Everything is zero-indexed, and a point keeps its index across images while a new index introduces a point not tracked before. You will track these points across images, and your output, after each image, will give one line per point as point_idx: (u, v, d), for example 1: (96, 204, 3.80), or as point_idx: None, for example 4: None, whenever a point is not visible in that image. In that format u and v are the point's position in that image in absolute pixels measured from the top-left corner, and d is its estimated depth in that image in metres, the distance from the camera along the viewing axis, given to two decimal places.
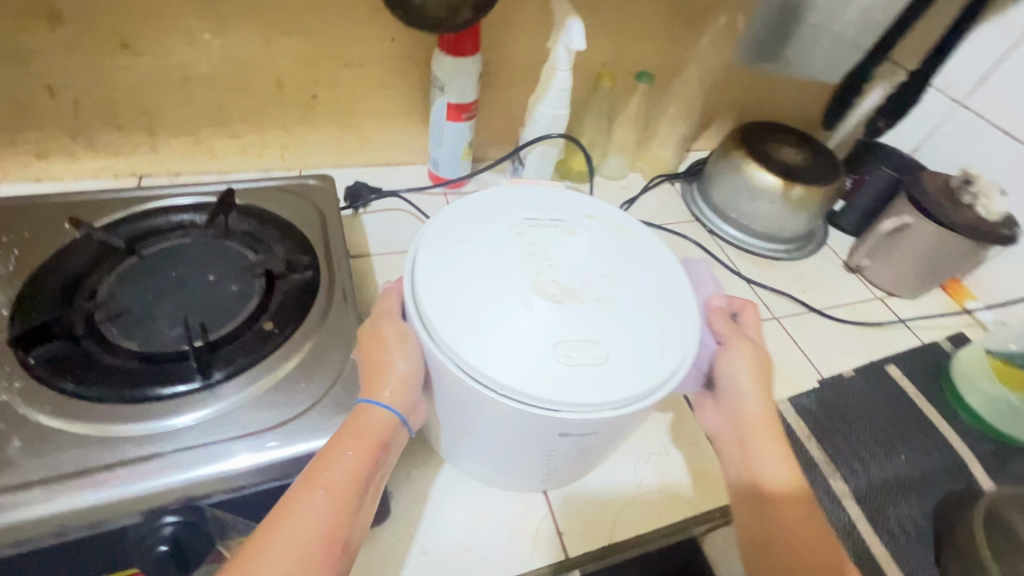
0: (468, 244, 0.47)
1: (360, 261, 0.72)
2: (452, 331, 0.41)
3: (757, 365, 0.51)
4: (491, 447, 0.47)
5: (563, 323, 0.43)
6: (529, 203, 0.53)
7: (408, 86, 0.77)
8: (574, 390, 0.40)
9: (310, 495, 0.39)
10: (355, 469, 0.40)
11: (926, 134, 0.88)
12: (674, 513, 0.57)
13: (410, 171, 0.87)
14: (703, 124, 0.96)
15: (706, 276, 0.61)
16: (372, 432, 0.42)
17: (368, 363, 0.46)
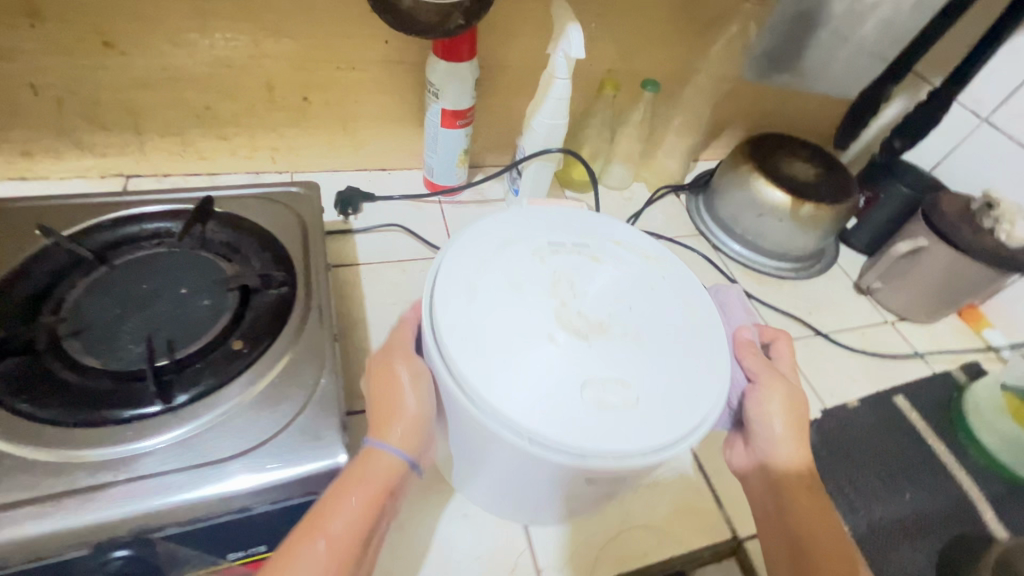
0: (490, 271, 0.44)
1: (348, 271, 0.70)
2: (472, 368, 0.38)
3: (792, 407, 0.48)
4: (506, 485, 0.45)
5: (591, 362, 0.40)
6: (553, 225, 0.50)
7: (403, 89, 0.74)
8: (605, 437, 0.37)
9: (311, 544, 0.38)
10: (358, 517, 0.40)
11: (947, 151, 0.84)
12: (662, 551, 0.54)
13: (405, 177, 0.84)
14: (712, 134, 0.92)
15: (738, 304, 0.58)
16: (379, 478, 0.42)
17: (378, 402, 0.45)
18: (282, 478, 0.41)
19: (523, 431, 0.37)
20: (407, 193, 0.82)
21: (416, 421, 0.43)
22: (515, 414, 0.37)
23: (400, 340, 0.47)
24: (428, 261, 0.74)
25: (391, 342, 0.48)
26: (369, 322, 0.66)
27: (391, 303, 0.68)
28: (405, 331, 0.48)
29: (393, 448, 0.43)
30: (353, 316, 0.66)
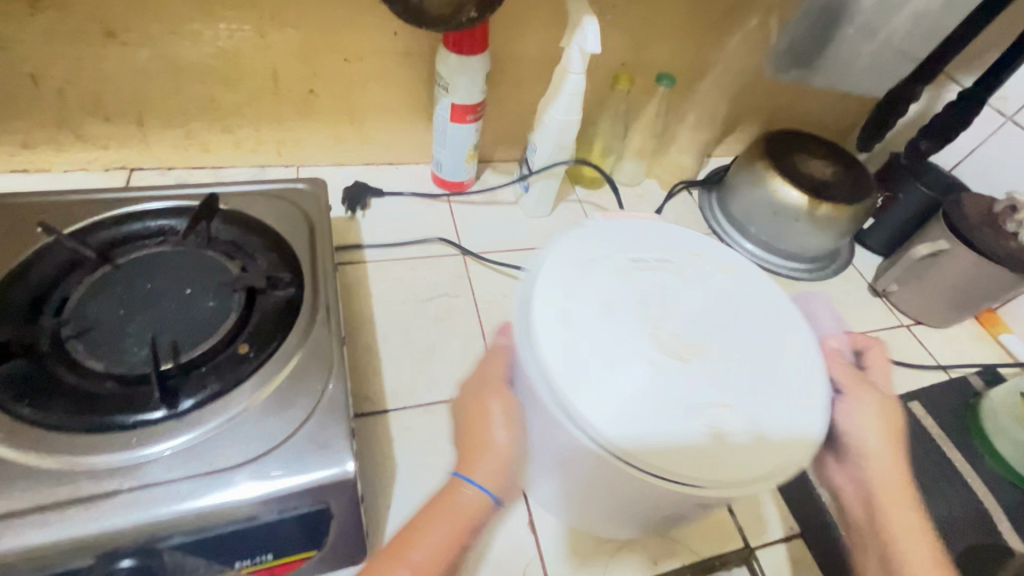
0: (581, 292, 0.44)
1: (354, 269, 0.69)
2: (573, 394, 0.39)
3: (885, 419, 0.47)
4: (600, 502, 0.45)
5: (690, 386, 0.40)
6: (633, 239, 0.49)
7: (412, 82, 0.72)
8: (716, 465, 0.37)
9: (395, 571, 0.41)
10: (438, 550, 0.43)
11: (969, 150, 0.82)
12: (671, 560, 0.54)
13: (412, 172, 0.82)
14: (727, 130, 0.90)
15: (824, 312, 0.56)
16: (462, 513, 0.45)
17: (468, 434, 0.48)
18: (290, 486, 0.40)
19: (632, 459, 0.37)
20: (415, 188, 0.80)
21: (504, 459, 0.46)
22: (624, 442, 0.37)
23: (492, 369, 0.49)
24: (435, 259, 0.73)
25: (483, 368, 0.50)
26: (376, 321, 0.65)
27: (398, 302, 0.67)
28: (499, 358, 0.49)
29: (480, 484, 0.46)
30: (360, 315, 0.65)
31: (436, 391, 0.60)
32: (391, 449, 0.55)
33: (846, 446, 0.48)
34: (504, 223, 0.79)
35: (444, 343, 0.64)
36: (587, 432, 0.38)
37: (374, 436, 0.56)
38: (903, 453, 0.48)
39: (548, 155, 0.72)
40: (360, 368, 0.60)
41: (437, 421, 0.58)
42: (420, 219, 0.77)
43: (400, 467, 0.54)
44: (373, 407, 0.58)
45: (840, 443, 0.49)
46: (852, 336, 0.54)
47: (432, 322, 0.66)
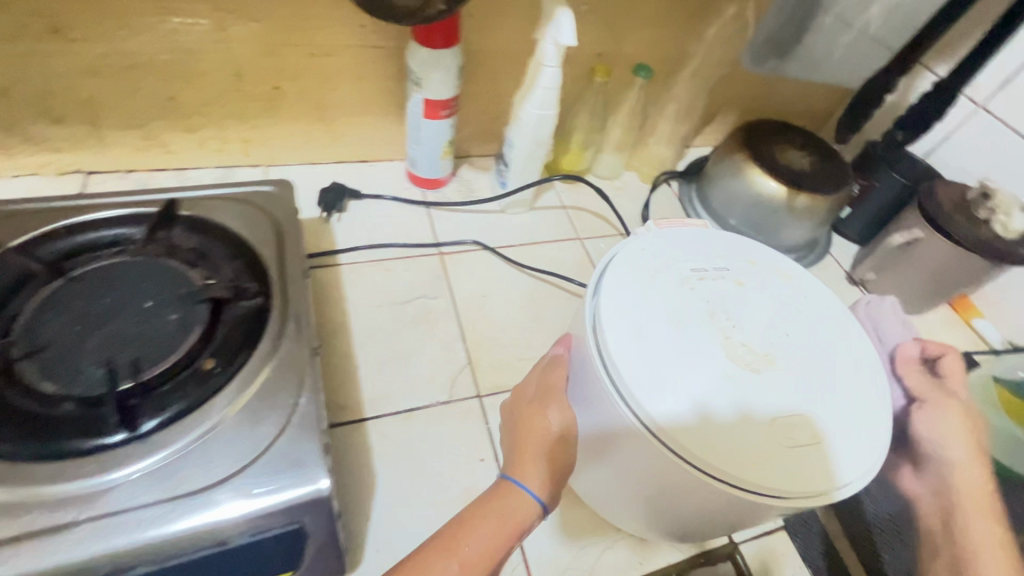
0: (653, 304, 0.47)
1: (328, 271, 0.67)
2: (652, 404, 0.42)
3: (965, 425, 0.54)
4: (667, 513, 0.47)
5: (761, 396, 0.44)
6: (692, 248, 0.53)
7: (382, 77, 0.70)
8: (794, 476, 0.41)
9: (446, 564, 0.40)
10: (488, 545, 0.42)
11: (943, 138, 0.82)
12: (656, 558, 0.54)
13: (386, 169, 0.80)
14: (706, 120, 0.89)
15: (894, 325, 0.66)
16: (513, 517, 0.43)
17: (520, 440, 0.47)
18: (263, 507, 0.39)
19: (717, 471, 0.40)
20: (389, 186, 0.78)
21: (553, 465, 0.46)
22: (710, 456, 0.40)
23: (547, 379, 0.49)
24: (412, 260, 0.71)
25: (538, 375, 0.50)
26: (353, 326, 0.63)
27: (375, 306, 0.65)
28: (560, 368, 0.49)
29: (529, 488, 0.45)
30: (335, 321, 0.63)
31: (416, 397, 0.59)
32: (371, 458, 0.54)
33: (929, 454, 0.54)
34: (482, 220, 0.77)
35: (423, 346, 0.63)
36: (675, 444, 0.40)
37: (352, 446, 0.55)
38: (986, 465, 0.52)
39: (525, 150, 0.71)
40: (337, 376, 0.59)
41: (419, 427, 0.57)
42: (396, 219, 0.75)
43: (381, 477, 0.53)
44: (351, 415, 0.56)
45: (924, 451, 0.54)
46: (926, 344, 0.60)
47: (410, 325, 0.64)
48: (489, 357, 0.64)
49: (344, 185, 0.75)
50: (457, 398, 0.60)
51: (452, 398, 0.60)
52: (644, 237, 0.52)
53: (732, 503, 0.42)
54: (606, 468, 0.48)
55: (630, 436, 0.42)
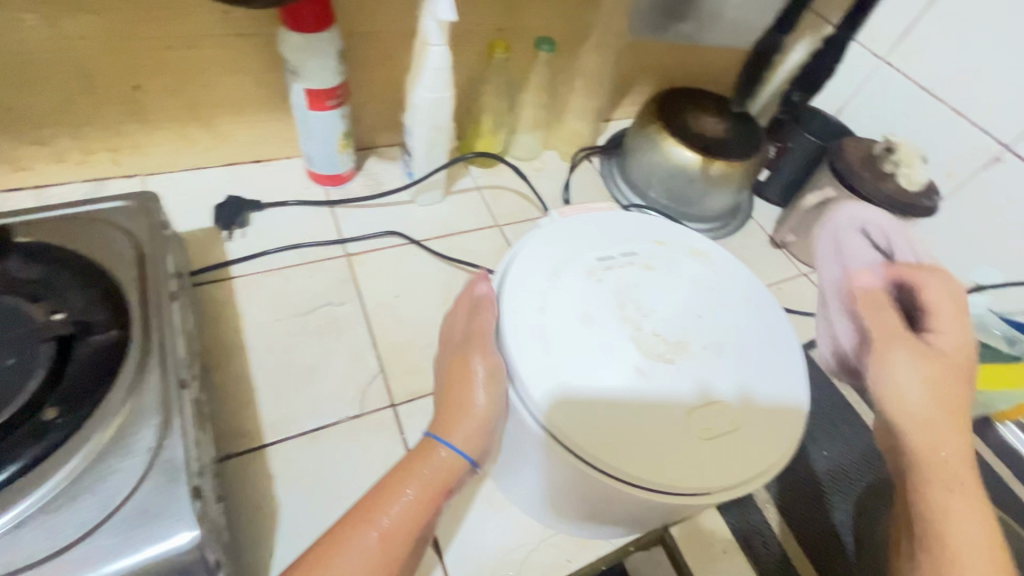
0: (557, 304, 0.46)
1: (219, 287, 0.61)
2: (560, 415, 0.40)
3: (929, 363, 0.44)
4: (597, 512, 0.45)
5: (676, 386, 0.43)
6: (595, 237, 0.52)
7: (261, 69, 0.64)
8: (716, 468, 0.40)
9: (364, 534, 0.38)
10: (410, 510, 0.40)
11: (850, 94, 0.83)
12: (587, 555, 0.52)
13: (283, 168, 0.74)
14: (621, 92, 0.87)
15: (864, 251, 0.62)
16: (438, 476, 0.42)
17: (447, 393, 0.44)
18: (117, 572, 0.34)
19: (632, 475, 0.39)
20: (287, 187, 0.72)
21: (479, 423, 0.42)
22: (624, 463, 0.39)
23: (472, 328, 0.46)
24: (315, 266, 0.66)
25: (466, 326, 0.46)
26: (249, 346, 0.58)
27: (274, 319, 0.60)
28: (485, 311, 0.45)
29: (454, 444, 0.42)
30: (230, 341, 0.58)
31: (323, 414, 0.55)
32: (273, 486, 0.50)
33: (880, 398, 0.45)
34: (392, 216, 0.73)
35: (330, 358, 0.59)
36: (582, 456, 0.39)
37: (252, 476, 0.50)
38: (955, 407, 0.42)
39: (426, 138, 0.66)
40: (233, 402, 0.54)
41: (325, 447, 0.53)
42: (298, 222, 0.69)
43: (285, 507, 0.49)
44: (250, 443, 0.52)
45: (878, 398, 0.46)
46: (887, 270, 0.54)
47: (315, 336, 0.60)
48: (403, 362, 0.60)
49: (240, 199, 0.68)
50: (368, 411, 0.56)
51: (364, 411, 0.56)
52: (546, 232, 0.51)
53: (652, 505, 0.41)
54: (527, 473, 0.46)
55: (541, 447, 0.41)
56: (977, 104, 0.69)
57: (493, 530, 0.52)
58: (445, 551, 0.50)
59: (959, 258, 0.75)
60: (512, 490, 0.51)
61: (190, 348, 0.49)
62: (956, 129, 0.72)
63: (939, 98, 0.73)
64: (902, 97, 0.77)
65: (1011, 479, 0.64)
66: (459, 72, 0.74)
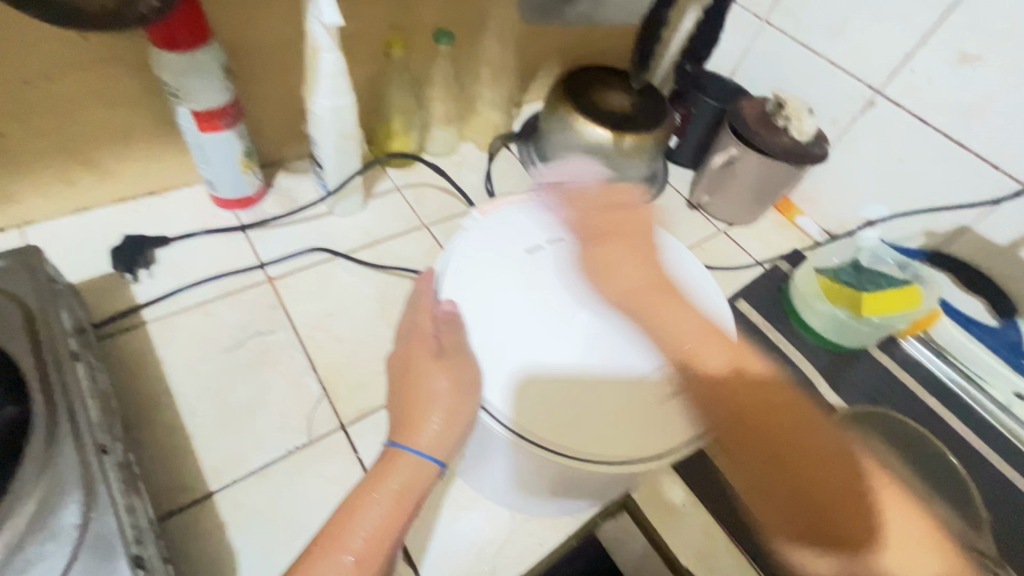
0: (496, 299, 0.46)
1: (132, 336, 0.57)
2: (517, 409, 0.41)
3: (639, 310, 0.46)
4: (563, 491, 0.47)
5: (621, 358, 0.45)
6: (522, 227, 0.53)
7: (140, 95, 0.59)
8: (665, 432, 0.43)
9: (337, 558, 0.37)
10: (379, 529, 0.39)
11: (741, 56, 0.88)
12: (557, 536, 0.53)
13: (185, 196, 0.69)
14: (528, 76, 0.87)
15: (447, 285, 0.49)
16: (408, 487, 0.41)
17: (411, 399, 0.44)
18: None
19: (596, 454, 0.41)
20: (192, 216, 0.67)
21: (447, 424, 0.41)
22: (583, 444, 0.41)
23: (442, 338, 0.45)
24: (237, 296, 0.62)
25: (430, 334, 0.45)
26: (177, 393, 0.54)
27: (200, 360, 0.57)
28: (438, 318, 0.46)
29: (423, 450, 0.42)
30: (153, 392, 0.54)
31: (269, 451, 0.53)
32: (227, 537, 0.48)
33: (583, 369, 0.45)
34: (312, 232, 0.70)
35: (269, 391, 0.56)
36: (543, 444, 0.41)
37: (201, 530, 0.48)
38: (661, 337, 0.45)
39: (334, 148, 0.63)
40: (168, 456, 0.51)
41: (276, 483, 0.51)
42: (211, 252, 0.65)
43: (243, 555, 0.47)
44: (195, 495, 0.49)
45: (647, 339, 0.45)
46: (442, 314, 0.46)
47: (249, 370, 0.57)
48: (346, 381, 0.58)
49: (140, 237, 0.63)
50: (317, 438, 0.54)
51: (313, 438, 0.54)
52: (472, 234, 0.51)
53: (614, 475, 0.43)
54: (492, 466, 0.47)
55: (504, 444, 0.42)
56: (850, 54, 0.75)
57: (463, 531, 0.52)
58: (419, 563, 0.50)
59: (853, 196, 0.82)
60: (476, 481, 0.52)
61: (107, 410, 0.45)
62: (834, 79, 0.78)
63: (816, 51, 0.78)
64: (785, 54, 0.82)
65: (917, 389, 0.72)
66: (359, 74, 0.71)
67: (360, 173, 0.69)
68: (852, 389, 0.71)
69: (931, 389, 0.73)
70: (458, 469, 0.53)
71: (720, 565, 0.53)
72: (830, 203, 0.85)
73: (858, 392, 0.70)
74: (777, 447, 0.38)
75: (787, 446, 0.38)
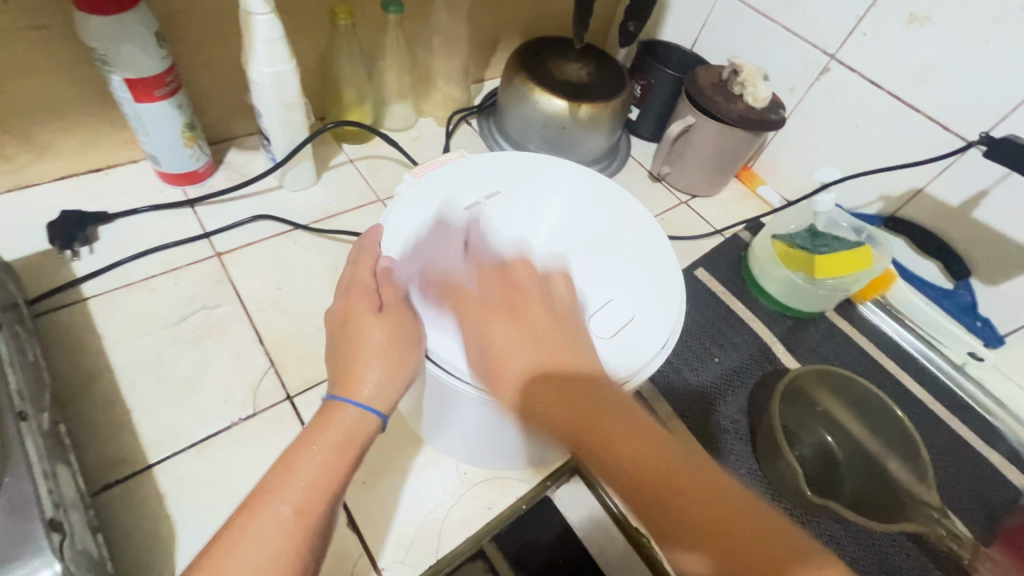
0: (441, 255, 0.46)
1: (71, 312, 0.56)
2: (469, 359, 0.41)
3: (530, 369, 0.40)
4: (520, 439, 0.47)
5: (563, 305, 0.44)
6: (460, 185, 0.52)
7: (70, 65, 0.57)
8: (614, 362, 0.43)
9: (273, 512, 0.36)
10: (316, 480, 0.37)
11: (700, 27, 0.88)
12: (506, 499, 0.53)
13: (131, 173, 0.67)
14: (487, 49, 0.86)
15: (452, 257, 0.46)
16: (348, 437, 0.39)
17: (347, 354, 0.41)
18: None
19: None
20: (137, 193, 0.66)
21: (385, 378, 0.40)
22: None
23: (384, 294, 0.43)
24: (182, 271, 0.61)
25: (370, 287, 0.43)
26: (116, 368, 0.53)
27: (142, 335, 0.56)
28: (366, 268, 0.45)
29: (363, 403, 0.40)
30: (92, 367, 0.53)
31: (213, 422, 0.52)
32: (167, 507, 0.47)
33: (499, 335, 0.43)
34: (263, 207, 0.69)
35: (212, 365, 0.55)
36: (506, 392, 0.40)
37: (138, 502, 0.47)
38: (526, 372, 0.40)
39: (279, 118, 0.62)
40: (106, 430, 0.50)
41: (217, 455, 0.50)
42: (157, 228, 0.64)
43: (181, 525, 0.46)
44: (132, 467, 0.48)
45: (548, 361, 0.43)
46: (380, 272, 0.44)
47: (191, 344, 0.56)
48: (296, 353, 0.58)
49: (81, 212, 0.61)
50: (262, 409, 0.53)
51: (257, 410, 0.53)
52: (407, 200, 0.50)
53: None
54: (450, 421, 0.47)
55: (464, 396, 0.42)
56: (804, 19, 0.75)
57: (410, 499, 0.52)
58: (366, 531, 0.49)
59: (812, 163, 0.82)
60: (442, 444, 0.52)
61: (35, 381, 0.44)
62: (789, 45, 0.78)
63: (772, 19, 0.78)
64: (743, 22, 0.82)
65: (873, 351, 0.73)
66: (307, 44, 0.69)
67: (309, 143, 0.68)
68: (808, 352, 0.71)
69: (886, 351, 0.74)
70: (423, 434, 0.53)
71: None
72: (789, 172, 0.86)
73: (813, 355, 0.71)
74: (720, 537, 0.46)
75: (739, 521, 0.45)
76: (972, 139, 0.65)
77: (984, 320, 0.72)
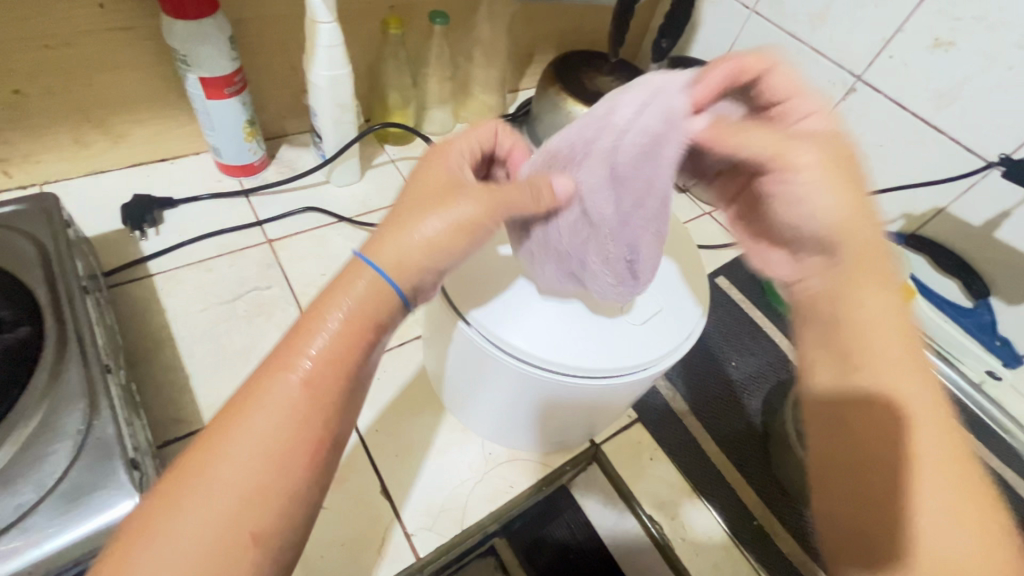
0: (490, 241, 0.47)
1: (138, 285, 0.61)
2: (505, 330, 0.43)
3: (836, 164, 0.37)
4: (542, 416, 0.50)
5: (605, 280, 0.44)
6: None
7: (152, 63, 0.63)
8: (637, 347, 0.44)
9: (282, 382, 0.33)
10: (329, 354, 0.34)
11: (729, 45, 0.92)
12: (528, 479, 0.56)
13: (193, 164, 0.73)
14: (525, 60, 0.91)
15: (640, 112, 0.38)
16: (363, 308, 0.35)
17: (403, 212, 0.38)
18: (53, 545, 0.35)
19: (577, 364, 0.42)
20: (199, 181, 0.72)
21: (435, 259, 0.37)
22: (561, 354, 0.42)
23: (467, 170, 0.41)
24: (238, 254, 0.66)
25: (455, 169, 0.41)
26: (177, 338, 0.58)
27: (200, 310, 0.61)
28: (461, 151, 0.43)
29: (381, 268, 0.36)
30: (156, 335, 0.58)
31: None
32: None
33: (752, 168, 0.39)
34: (311, 199, 0.74)
35: (262, 340, 0.60)
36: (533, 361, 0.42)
37: None
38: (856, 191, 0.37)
39: (332, 118, 0.68)
40: (167, 391, 0.55)
41: None
42: (215, 215, 0.69)
43: None
44: (189, 427, 0.53)
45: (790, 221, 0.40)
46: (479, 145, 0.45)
47: (244, 320, 0.61)
48: None
49: (149, 197, 0.67)
50: None
51: None
52: None
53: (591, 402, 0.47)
54: (480, 398, 0.51)
55: (494, 364, 0.45)
56: (831, 41, 0.78)
57: (437, 474, 0.55)
58: (398, 500, 0.53)
59: None
60: (471, 421, 0.56)
61: (112, 341, 0.49)
62: (816, 66, 0.81)
63: (800, 40, 0.81)
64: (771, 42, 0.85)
65: None
66: (359, 51, 0.75)
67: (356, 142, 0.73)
68: None
69: None
70: (447, 403, 0.58)
71: (683, 511, 0.57)
72: None
73: None
74: (835, 445, 0.37)
75: (857, 444, 0.36)
76: (993, 160, 0.67)
77: (1003, 340, 0.73)
